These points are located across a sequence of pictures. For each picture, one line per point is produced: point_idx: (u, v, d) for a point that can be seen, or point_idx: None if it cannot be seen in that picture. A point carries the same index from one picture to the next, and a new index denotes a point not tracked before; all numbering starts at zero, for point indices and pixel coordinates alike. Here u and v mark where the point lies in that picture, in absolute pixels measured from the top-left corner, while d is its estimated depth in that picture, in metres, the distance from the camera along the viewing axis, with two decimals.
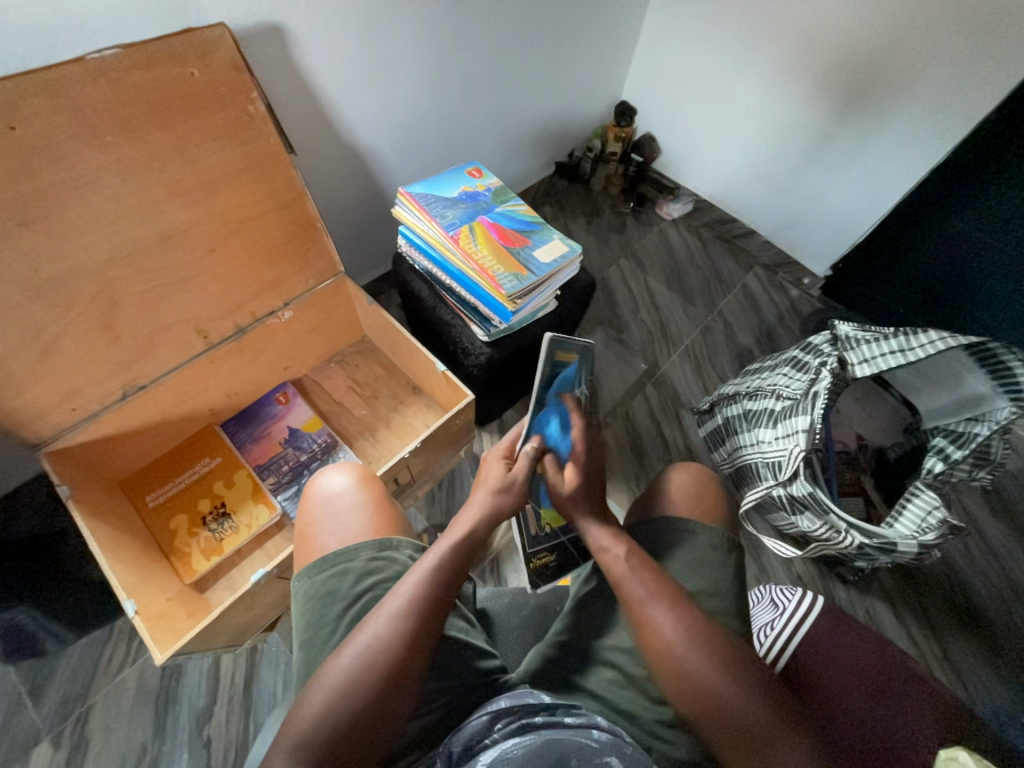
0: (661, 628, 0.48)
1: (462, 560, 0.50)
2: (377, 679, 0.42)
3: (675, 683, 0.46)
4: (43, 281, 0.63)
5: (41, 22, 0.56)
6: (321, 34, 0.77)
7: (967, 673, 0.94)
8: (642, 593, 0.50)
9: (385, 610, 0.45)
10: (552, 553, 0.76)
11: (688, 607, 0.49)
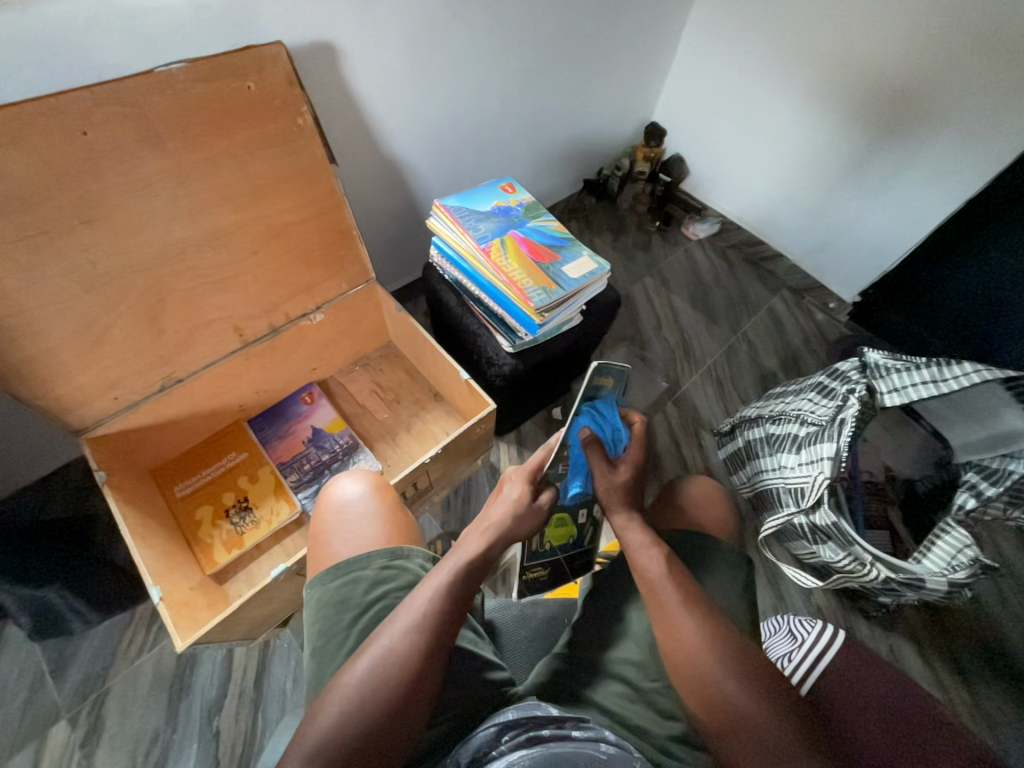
0: (686, 636, 0.48)
1: (474, 574, 0.51)
2: (394, 689, 0.42)
3: (694, 692, 0.46)
4: (99, 275, 0.67)
5: (117, 37, 0.60)
6: (371, 53, 0.81)
7: (997, 721, 0.89)
8: (668, 599, 0.50)
9: (401, 622, 0.46)
10: (544, 569, 0.80)
11: (719, 624, 0.48)
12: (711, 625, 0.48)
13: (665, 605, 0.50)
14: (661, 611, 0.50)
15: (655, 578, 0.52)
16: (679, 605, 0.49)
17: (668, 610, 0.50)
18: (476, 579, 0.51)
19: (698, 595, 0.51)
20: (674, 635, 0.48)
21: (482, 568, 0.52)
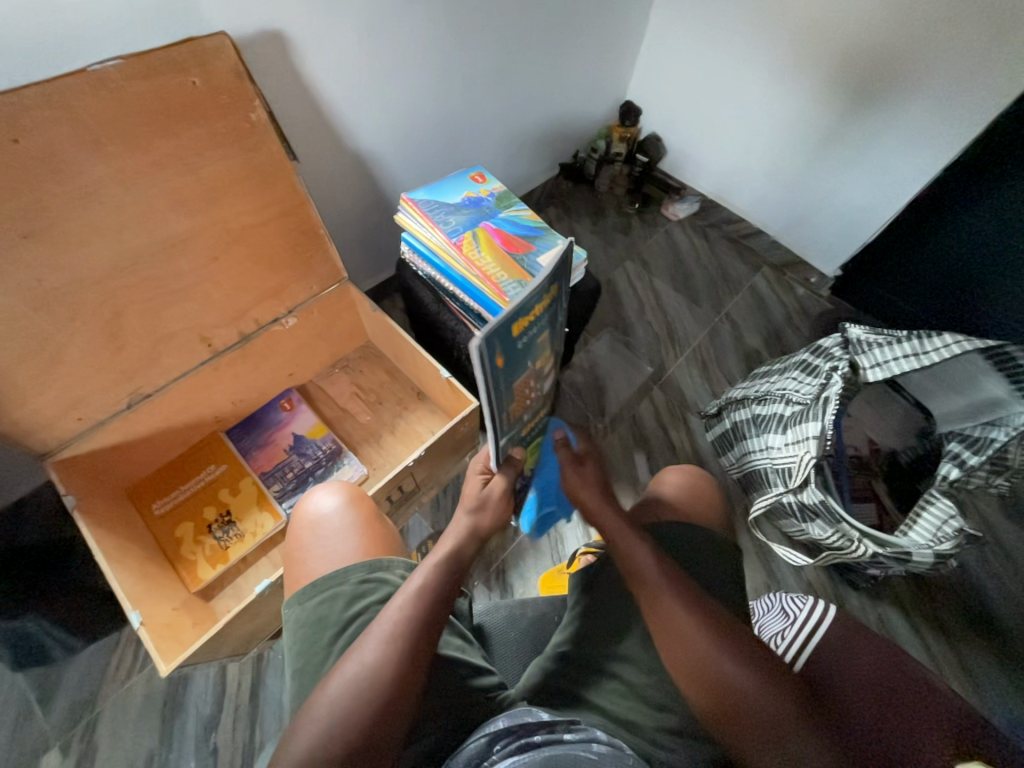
0: (680, 627, 0.47)
1: (448, 579, 0.49)
2: (370, 704, 0.41)
3: (696, 682, 0.46)
4: (48, 291, 0.63)
5: (42, 34, 0.56)
6: (323, 40, 0.77)
7: (983, 681, 0.92)
8: (658, 593, 0.49)
9: (372, 636, 0.45)
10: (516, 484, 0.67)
11: (710, 611, 0.48)
12: (701, 614, 0.48)
13: (654, 597, 0.49)
14: (650, 604, 0.50)
15: (642, 575, 0.50)
16: (668, 594, 0.49)
17: (657, 602, 0.49)
18: (454, 583, 0.50)
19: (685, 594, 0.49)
20: (671, 629, 0.48)
21: (459, 570, 0.51)
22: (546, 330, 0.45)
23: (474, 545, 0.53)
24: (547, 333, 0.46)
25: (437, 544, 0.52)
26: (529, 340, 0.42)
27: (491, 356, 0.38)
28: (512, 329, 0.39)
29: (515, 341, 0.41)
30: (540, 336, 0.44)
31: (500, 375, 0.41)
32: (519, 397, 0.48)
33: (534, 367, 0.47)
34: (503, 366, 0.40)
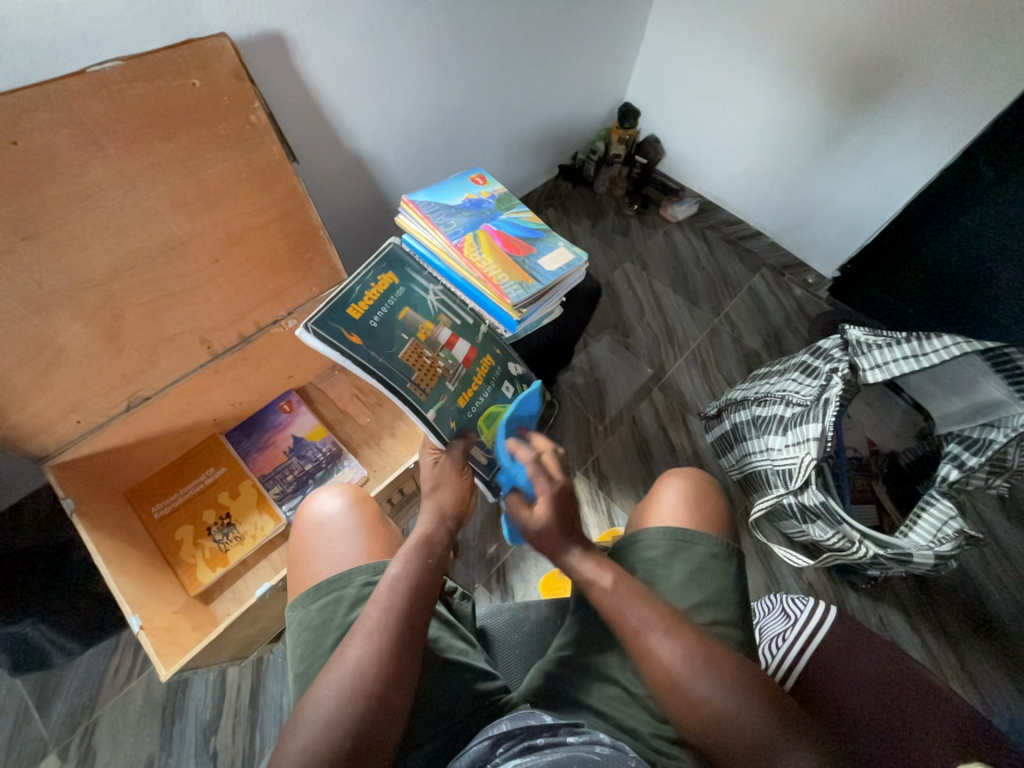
0: (663, 658, 0.46)
1: (426, 570, 0.49)
2: (354, 701, 0.41)
3: (690, 712, 0.44)
4: (48, 294, 0.63)
5: (41, 36, 0.55)
6: (323, 42, 0.76)
7: (984, 681, 0.92)
8: (634, 629, 0.48)
9: (353, 635, 0.45)
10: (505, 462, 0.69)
11: (689, 632, 0.47)
12: (679, 635, 0.47)
13: (631, 632, 0.48)
14: (629, 641, 0.48)
15: (613, 607, 0.49)
16: (645, 629, 0.47)
17: (634, 638, 0.48)
18: (434, 571, 0.50)
19: (662, 612, 0.49)
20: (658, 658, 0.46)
21: (434, 556, 0.51)
22: (427, 310, 0.72)
23: (445, 530, 0.54)
24: (435, 312, 0.73)
25: (408, 535, 0.52)
26: (396, 322, 0.67)
27: (337, 335, 0.61)
28: (349, 313, 0.64)
29: (362, 322, 0.64)
30: (401, 313, 0.69)
31: (366, 349, 0.62)
32: (421, 364, 0.67)
33: (431, 344, 0.69)
34: (363, 343, 0.62)
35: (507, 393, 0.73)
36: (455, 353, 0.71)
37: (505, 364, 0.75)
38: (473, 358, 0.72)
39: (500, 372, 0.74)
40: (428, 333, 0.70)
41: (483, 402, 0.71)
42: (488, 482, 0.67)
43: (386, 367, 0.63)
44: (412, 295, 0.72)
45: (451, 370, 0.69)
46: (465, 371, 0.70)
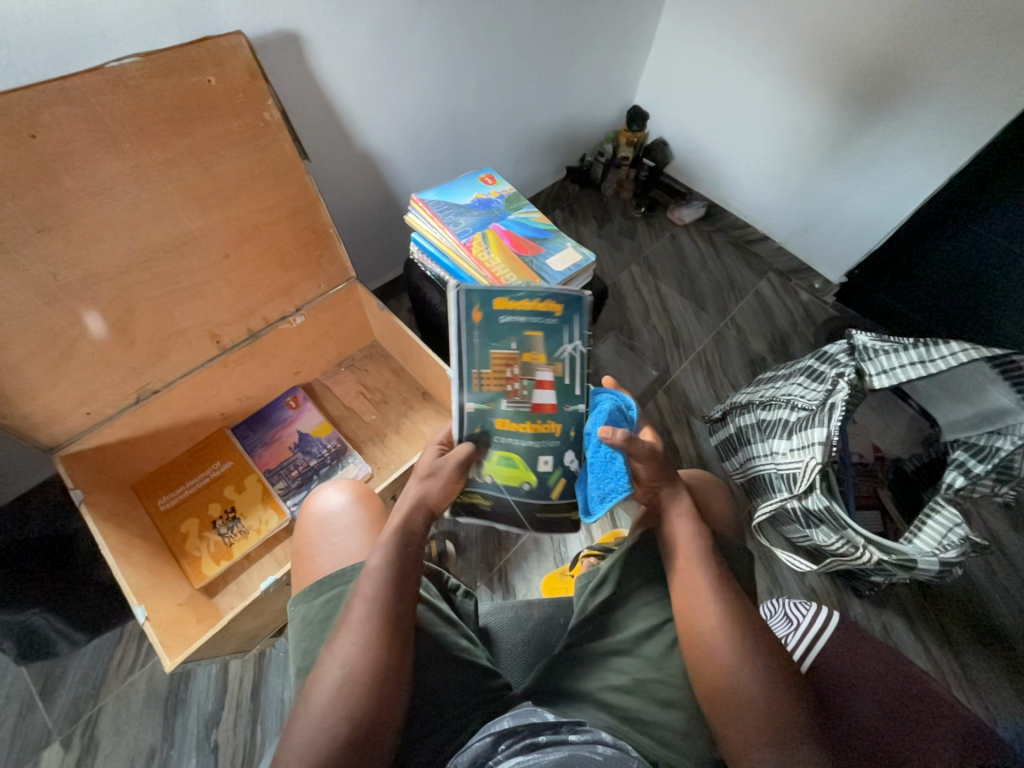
0: (707, 617, 0.48)
1: (407, 555, 0.51)
2: (352, 687, 0.42)
3: (705, 674, 0.47)
4: (61, 287, 0.64)
5: (61, 32, 0.56)
6: (337, 41, 0.77)
7: (988, 691, 0.92)
8: (699, 581, 0.50)
9: (344, 628, 0.45)
10: (486, 498, 0.63)
11: (745, 612, 0.49)
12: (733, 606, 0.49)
13: (689, 581, 0.51)
14: (681, 586, 0.52)
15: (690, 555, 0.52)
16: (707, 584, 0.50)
17: (689, 587, 0.51)
18: (413, 555, 0.51)
19: (726, 581, 0.51)
20: (693, 613, 0.49)
21: (413, 542, 0.52)
22: (557, 347, 0.60)
23: (422, 516, 0.55)
24: (560, 357, 0.60)
25: (386, 525, 0.53)
26: (519, 331, 0.60)
27: (468, 306, 0.59)
28: (496, 300, 0.59)
29: (498, 318, 0.60)
30: (533, 331, 0.60)
31: (475, 330, 0.60)
32: (498, 372, 0.61)
33: (525, 368, 0.61)
34: (479, 326, 0.60)
35: (540, 466, 0.62)
36: (540, 393, 0.61)
37: (566, 448, 0.62)
38: (546, 412, 0.61)
39: (557, 444, 0.62)
40: (534, 360, 0.60)
41: (517, 446, 0.62)
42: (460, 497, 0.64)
43: (470, 352, 0.60)
44: (555, 335, 0.60)
45: (523, 400, 0.61)
46: (525, 410, 0.61)
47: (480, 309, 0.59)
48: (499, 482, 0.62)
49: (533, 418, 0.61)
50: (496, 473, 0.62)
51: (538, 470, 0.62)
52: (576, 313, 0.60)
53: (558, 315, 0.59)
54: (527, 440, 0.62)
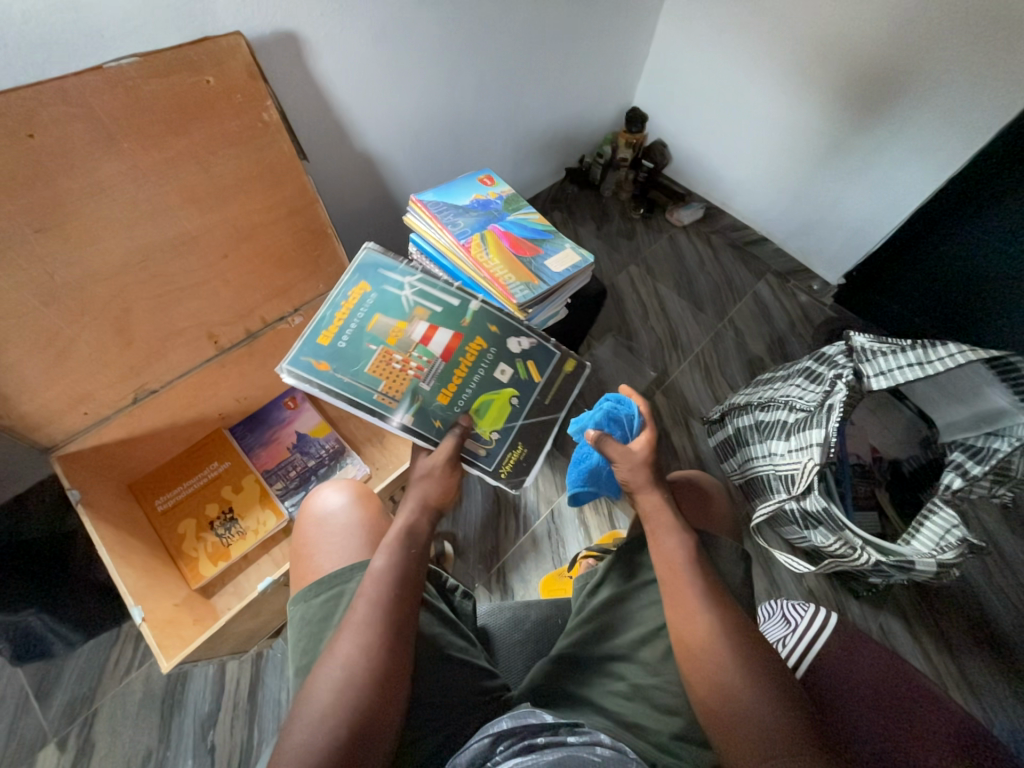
0: (699, 627, 0.48)
1: (411, 560, 0.50)
2: (351, 694, 0.42)
3: (700, 686, 0.46)
4: (58, 286, 0.64)
5: (59, 33, 0.56)
6: (337, 42, 0.77)
7: (985, 692, 0.92)
8: (688, 591, 0.50)
9: (344, 632, 0.45)
10: (517, 444, 0.65)
11: (736, 619, 0.48)
12: (725, 615, 0.48)
13: (681, 589, 0.50)
14: (673, 596, 0.50)
15: (681, 562, 0.51)
16: (697, 593, 0.49)
17: (681, 598, 0.50)
18: (417, 559, 0.51)
19: (717, 588, 0.50)
20: (683, 627, 0.49)
21: (417, 546, 0.52)
22: (398, 307, 0.65)
23: (427, 521, 0.55)
24: (410, 309, 0.65)
25: (390, 528, 0.52)
26: (364, 333, 0.62)
27: (307, 366, 0.59)
28: (320, 339, 0.61)
29: (331, 345, 0.61)
30: (371, 320, 0.63)
31: (335, 372, 0.60)
32: (390, 372, 0.62)
33: (403, 347, 0.63)
34: (332, 366, 0.60)
35: (502, 378, 0.65)
36: (432, 346, 0.64)
37: (501, 346, 0.67)
38: (455, 347, 0.65)
39: (492, 357, 0.66)
40: (400, 335, 0.64)
41: (472, 389, 0.64)
42: (493, 471, 0.63)
43: (352, 387, 0.60)
44: (385, 298, 0.64)
45: (429, 366, 0.64)
46: (442, 367, 0.64)
47: (310, 366, 0.59)
48: (501, 425, 0.65)
49: (454, 364, 0.64)
50: (491, 424, 0.64)
51: (502, 383, 0.66)
52: (382, 264, 0.66)
53: (371, 286, 0.65)
54: (467, 383, 0.64)
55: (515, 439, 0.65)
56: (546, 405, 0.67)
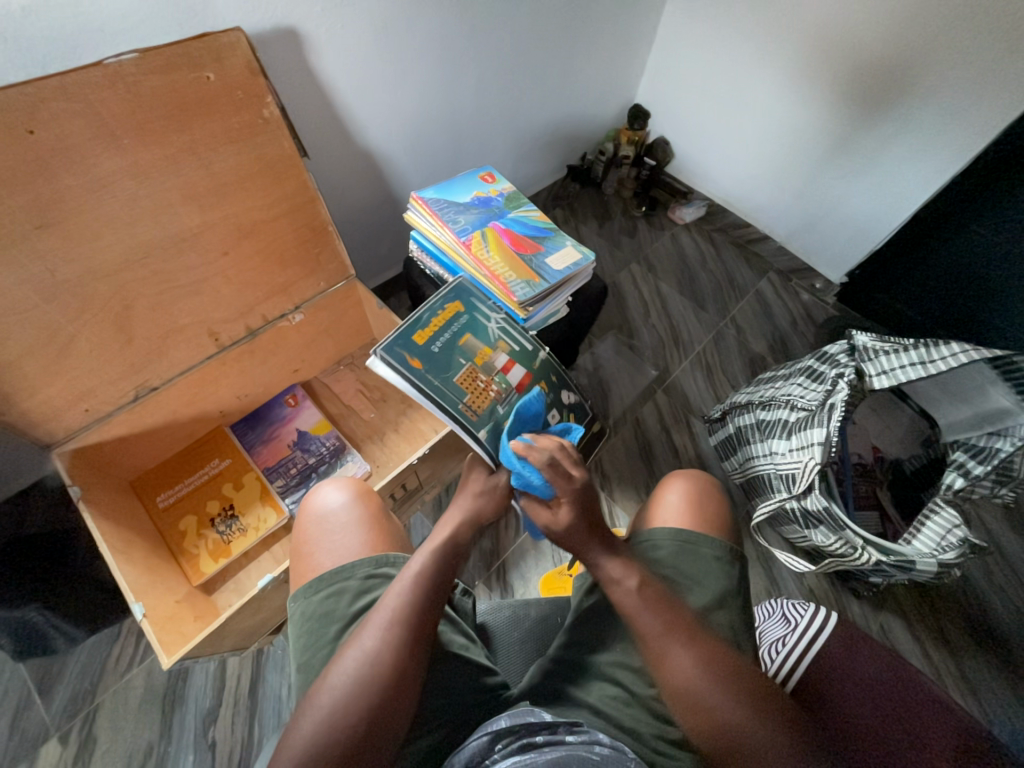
0: (680, 668, 0.46)
1: (447, 566, 0.50)
2: (372, 689, 0.42)
3: (694, 732, 0.45)
4: (59, 283, 0.64)
5: (59, 28, 0.56)
6: (337, 39, 0.77)
7: (985, 693, 0.92)
8: (652, 633, 0.48)
9: (372, 625, 0.45)
10: None
11: (705, 644, 0.48)
12: (695, 646, 0.47)
13: (649, 634, 0.49)
14: (646, 641, 0.49)
15: (632, 609, 0.50)
16: (662, 634, 0.48)
17: (652, 640, 0.48)
18: (452, 566, 0.51)
19: (681, 616, 0.50)
20: (666, 672, 0.47)
21: (456, 554, 0.52)
22: (485, 334, 0.70)
23: (470, 531, 0.54)
24: (494, 338, 0.71)
25: (433, 531, 0.53)
26: (456, 347, 0.67)
27: (403, 359, 0.63)
28: (416, 339, 0.66)
29: (428, 350, 0.66)
30: (462, 339, 0.68)
31: (427, 373, 0.63)
32: (475, 386, 0.66)
33: (487, 368, 0.68)
34: (424, 366, 0.64)
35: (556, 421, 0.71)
36: (509, 377, 0.69)
37: (558, 393, 0.72)
38: (527, 384, 0.70)
39: (552, 398, 0.71)
40: (485, 357, 0.69)
41: None
42: (528, 506, 0.68)
43: (440, 389, 0.63)
44: (475, 323, 0.70)
45: (506, 393, 0.68)
46: (515, 396, 0.68)
47: (409, 360, 0.63)
48: None
49: (524, 397, 0.69)
50: None
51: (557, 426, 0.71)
52: (468, 294, 0.73)
53: (462, 310, 0.71)
54: None
55: None
56: None
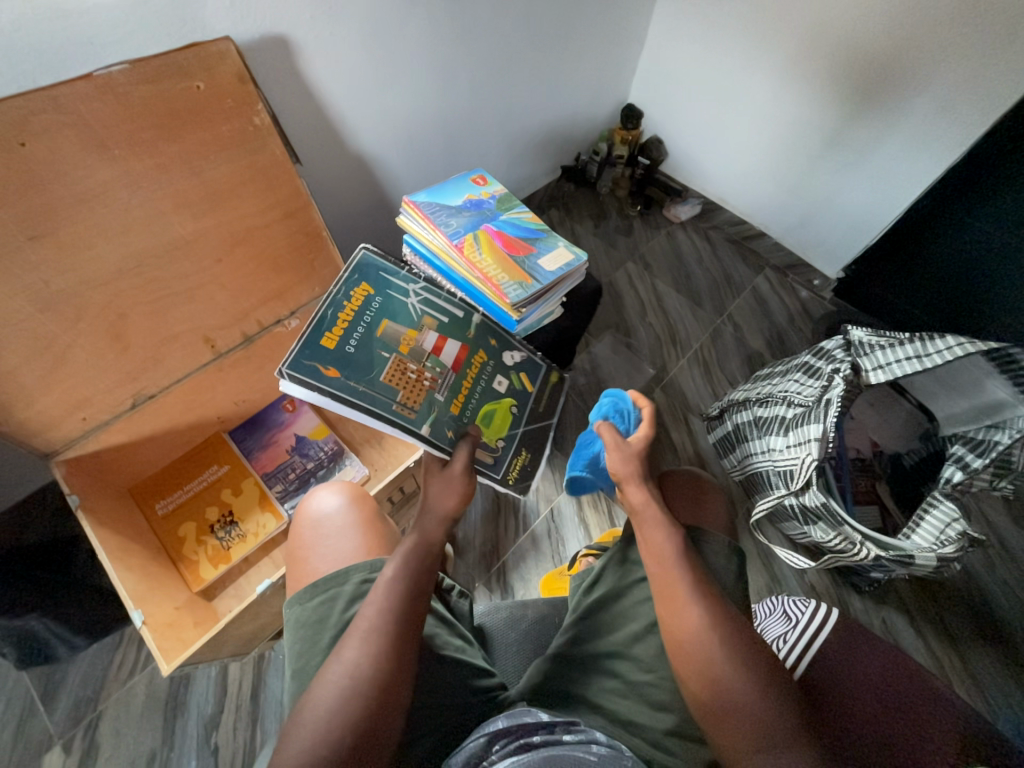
0: (691, 623, 0.47)
1: (422, 570, 0.50)
2: (355, 702, 0.41)
3: (693, 680, 0.46)
4: (54, 294, 0.64)
5: (50, 42, 0.56)
6: (328, 45, 0.78)
7: (989, 687, 0.91)
8: (679, 586, 0.49)
9: (352, 639, 0.45)
10: (523, 451, 0.71)
11: (725, 610, 0.48)
12: (715, 609, 0.48)
13: (670, 584, 0.50)
14: (664, 592, 0.50)
15: (668, 554, 0.51)
16: (688, 586, 0.49)
17: (671, 593, 0.50)
18: (429, 568, 0.51)
19: (705, 581, 0.50)
20: (676, 622, 0.48)
21: (431, 557, 0.52)
22: (408, 315, 0.66)
23: (443, 530, 0.54)
24: (418, 318, 0.67)
25: (405, 536, 0.53)
26: (374, 341, 0.62)
27: (312, 370, 0.57)
28: (323, 343, 0.60)
29: (340, 352, 0.60)
30: (379, 328, 0.64)
31: (347, 379, 0.59)
32: (405, 380, 0.63)
33: (415, 355, 0.64)
34: (343, 372, 0.59)
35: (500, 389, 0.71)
36: (443, 358, 0.67)
37: (499, 359, 0.72)
38: (463, 358, 0.68)
39: (493, 367, 0.71)
40: (410, 343, 0.65)
41: (478, 396, 0.69)
42: (497, 478, 0.68)
43: (368, 394, 0.60)
44: (391, 304, 0.65)
45: (440, 377, 0.66)
46: (453, 378, 0.67)
47: (316, 371, 0.57)
48: (504, 433, 0.70)
49: (462, 377, 0.68)
50: (496, 433, 0.69)
51: (501, 394, 0.71)
52: (375, 269, 0.65)
53: (372, 288, 0.65)
54: (477, 390, 0.69)
55: (518, 446, 0.71)
56: (538, 415, 0.74)
